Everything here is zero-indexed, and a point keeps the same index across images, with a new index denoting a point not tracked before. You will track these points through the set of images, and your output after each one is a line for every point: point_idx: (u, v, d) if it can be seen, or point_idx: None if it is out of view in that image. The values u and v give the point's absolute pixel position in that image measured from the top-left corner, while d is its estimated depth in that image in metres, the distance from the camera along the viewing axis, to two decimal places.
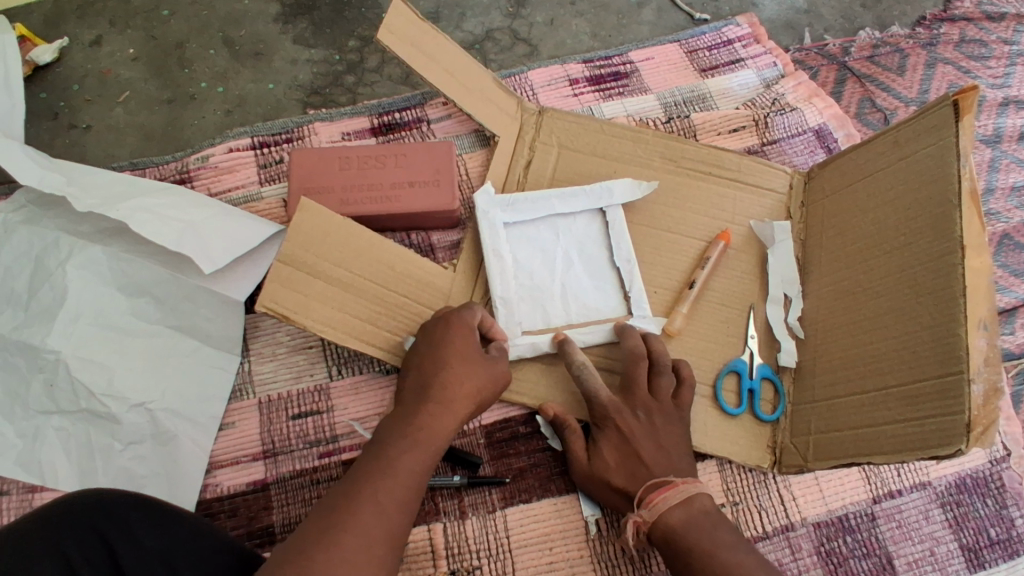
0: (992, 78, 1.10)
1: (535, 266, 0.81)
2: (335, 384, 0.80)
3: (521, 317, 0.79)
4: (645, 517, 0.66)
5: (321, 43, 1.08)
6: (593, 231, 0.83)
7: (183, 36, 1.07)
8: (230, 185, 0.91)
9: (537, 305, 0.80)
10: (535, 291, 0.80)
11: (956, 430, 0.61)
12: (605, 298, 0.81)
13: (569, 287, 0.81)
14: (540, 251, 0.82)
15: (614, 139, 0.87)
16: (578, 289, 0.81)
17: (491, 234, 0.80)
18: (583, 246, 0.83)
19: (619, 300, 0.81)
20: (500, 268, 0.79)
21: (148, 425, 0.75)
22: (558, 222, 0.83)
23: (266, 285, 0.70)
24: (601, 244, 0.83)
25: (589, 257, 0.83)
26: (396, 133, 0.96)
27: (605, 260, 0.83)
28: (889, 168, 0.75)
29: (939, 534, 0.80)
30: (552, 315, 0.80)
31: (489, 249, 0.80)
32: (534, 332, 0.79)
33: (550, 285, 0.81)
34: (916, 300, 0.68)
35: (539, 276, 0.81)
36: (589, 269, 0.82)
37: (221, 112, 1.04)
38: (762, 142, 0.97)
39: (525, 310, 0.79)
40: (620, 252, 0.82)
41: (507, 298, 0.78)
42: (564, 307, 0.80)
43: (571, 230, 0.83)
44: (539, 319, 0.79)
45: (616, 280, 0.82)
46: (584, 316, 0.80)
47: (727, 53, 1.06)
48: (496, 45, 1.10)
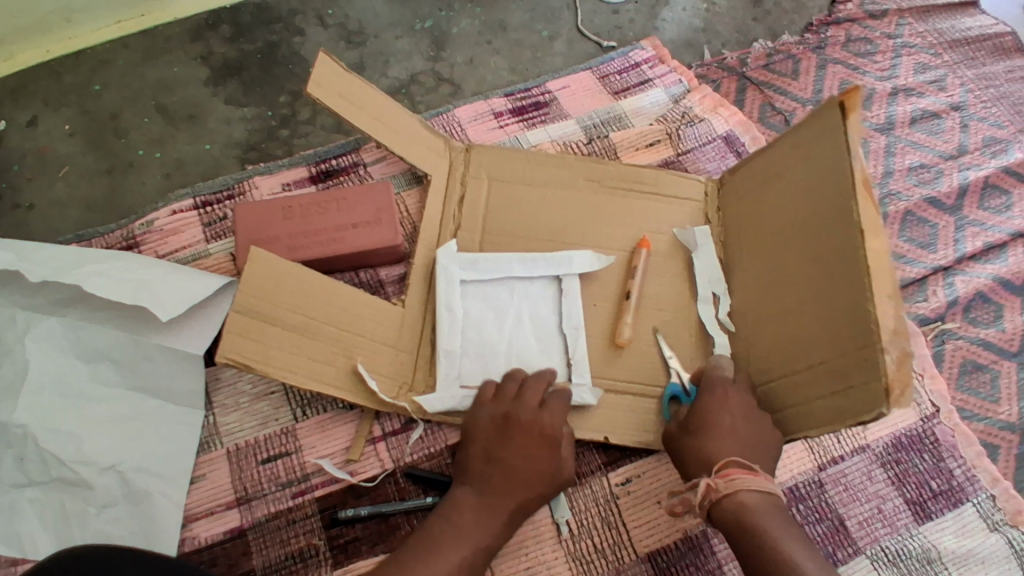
0: (879, 72, 1.22)
1: (486, 323, 0.86)
2: (302, 424, 0.83)
3: (462, 371, 0.83)
4: (721, 488, 0.69)
5: (252, 101, 1.11)
6: (546, 298, 0.88)
7: (118, 107, 1.10)
8: (177, 245, 0.93)
9: (482, 360, 0.84)
10: (484, 347, 0.85)
11: (878, 397, 0.68)
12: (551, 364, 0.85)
13: (515, 348, 0.85)
14: (493, 309, 0.87)
15: (541, 167, 0.95)
16: (525, 350, 0.86)
17: (444, 290, 0.85)
18: (536, 310, 0.88)
19: (560, 365, 0.85)
20: (451, 321, 0.84)
21: (121, 486, 0.76)
22: (515, 284, 0.88)
23: (225, 338, 0.71)
24: (553, 311, 0.88)
25: (539, 323, 0.87)
26: (334, 179, 1.00)
27: (553, 325, 0.87)
28: (792, 170, 0.85)
29: (885, 492, 0.86)
30: (495, 372, 0.84)
31: (441, 304, 0.85)
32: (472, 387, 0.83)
33: (498, 342, 0.85)
34: (828, 285, 0.76)
35: (488, 332, 0.85)
36: (538, 333, 0.87)
37: (162, 176, 1.06)
38: (677, 153, 1.06)
39: (468, 364, 0.84)
40: (570, 322, 0.87)
41: (450, 352, 0.83)
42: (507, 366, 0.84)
43: (527, 292, 0.88)
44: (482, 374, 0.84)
45: (562, 345, 0.86)
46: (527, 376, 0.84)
47: (635, 75, 1.14)
48: (422, 87, 1.16)
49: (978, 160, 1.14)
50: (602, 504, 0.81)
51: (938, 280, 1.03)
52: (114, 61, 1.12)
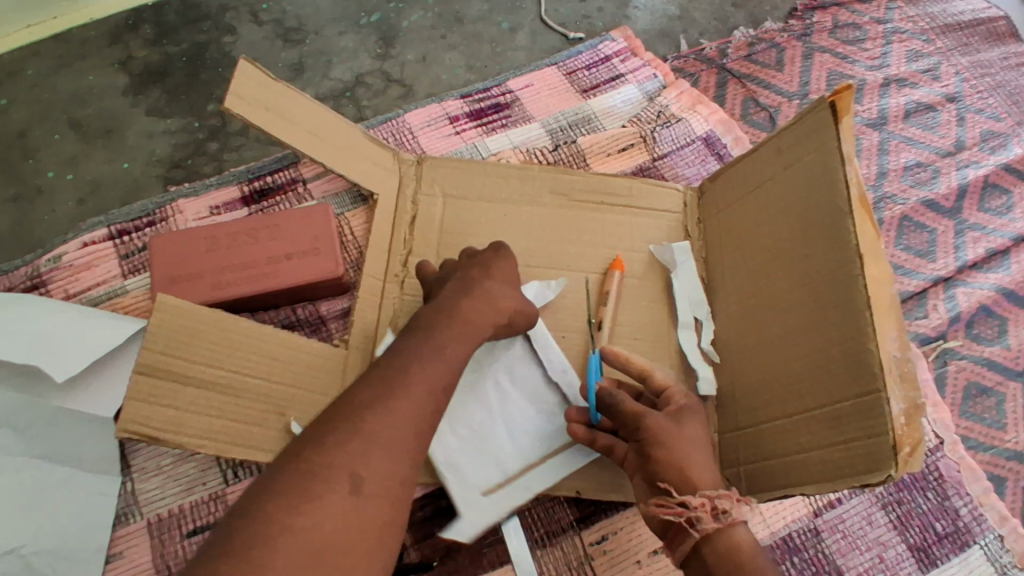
0: (870, 60, 1.12)
1: (467, 410, 0.72)
2: (231, 489, 0.73)
3: (473, 476, 0.71)
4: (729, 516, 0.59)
5: (177, 111, 1.00)
6: (517, 347, 0.75)
7: (26, 124, 0.98)
8: (90, 282, 0.82)
9: (486, 458, 0.71)
10: (481, 438, 0.72)
11: (883, 455, 0.58)
12: (558, 421, 0.74)
13: (508, 420, 0.73)
14: (466, 389, 0.73)
15: (501, 180, 0.85)
16: (521, 418, 0.73)
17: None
18: (512, 368, 0.75)
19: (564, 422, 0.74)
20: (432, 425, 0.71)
21: (25, 572, 0.66)
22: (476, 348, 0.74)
23: (126, 405, 0.62)
24: (530, 359, 0.75)
25: (522, 379, 0.75)
26: (269, 199, 0.89)
27: (538, 376, 0.75)
28: (777, 178, 0.76)
29: (886, 538, 0.79)
30: (504, 459, 0.72)
31: None
32: (495, 490, 0.71)
33: (493, 423, 0.72)
34: (823, 315, 0.67)
35: (475, 417, 0.72)
36: (526, 393, 0.74)
37: (75, 202, 0.95)
38: (652, 157, 0.95)
39: (470, 465, 0.71)
40: (555, 367, 0.75)
41: (452, 463, 0.71)
42: (517, 447, 0.72)
43: (494, 351, 0.75)
44: (496, 471, 0.71)
45: (558, 396, 0.75)
46: (541, 449, 0.72)
47: (606, 70, 1.04)
48: (369, 90, 1.05)
49: (977, 157, 1.05)
50: (575, 568, 0.73)
51: (938, 292, 0.95)
52: (22, 72, 1.00)
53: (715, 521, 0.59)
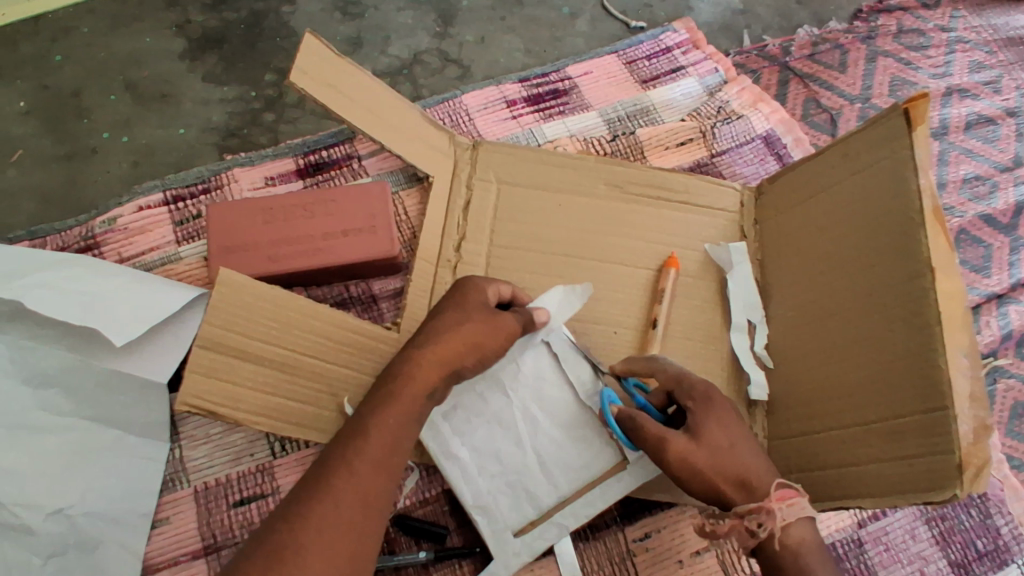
0: (933, 68, 1.09)
1: (498, 447, 0.68)
2: (279, 462, 0.74)
3: (505, 516, 0.68)
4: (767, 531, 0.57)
5: (233, 79, 1.00)
6: (544, 369, 0.70)
7: (80, 83, 0.99)
8: (143, 246, 0.82)
9: (522, 497, 0.68)
10: (510, 475, 0.68)
11: (949, 472, 0.58)
12: (591, 448, 0.69)
13: (544, 454, 0.69)
14: (495, 425, 0.69)
15: (557, 169, 0.83)
16: (557, 451, 0.69)
17: (436, 437, 0.68)
18: (541, 393, 0.70)
19: (605, 448, 0.69)
20: (462, 468, 0.68)
21: (71, 533, 0.67)
22: (502, 378, 0.69)
23: (185, 377, 0.63)
24: (561, 382, 0.70)
25: (553, 407, 0.70)
26: (324, 173, 0.89)
27: (569, 399, 0.70)
28: (844, 182, 0.73)
29: (928, 553, 0.78)
30: (539, 496, 0.68)
31: (438, 453, 0.68)
32: (528, 529, 0.68)
33: (524, 459, 0.68)
34: (889, 329, 0.65)
35: (506, 454, 0.68)
36: (559, 422, 0.69)
37: (128, 164, 0.96)
38: (711, 154, 0.94)
39: (505, 504, 0.68)
40: (585, 390, 0.70)
41: (483, 504, 0.68)
42: (550, 481, 0.68)
43: (521, 382, 0.70)
44: (529, 509, 0.68)
45: (594, 421, 0.70)
46: (575, 482, 0.69)
47: (667, 61, 1.02)
48: (425, 69, 1.04)
49: None
50: (618, 563, 0.72)
51: (990, 309, 0.93)
52: (76, 29, 1.00)
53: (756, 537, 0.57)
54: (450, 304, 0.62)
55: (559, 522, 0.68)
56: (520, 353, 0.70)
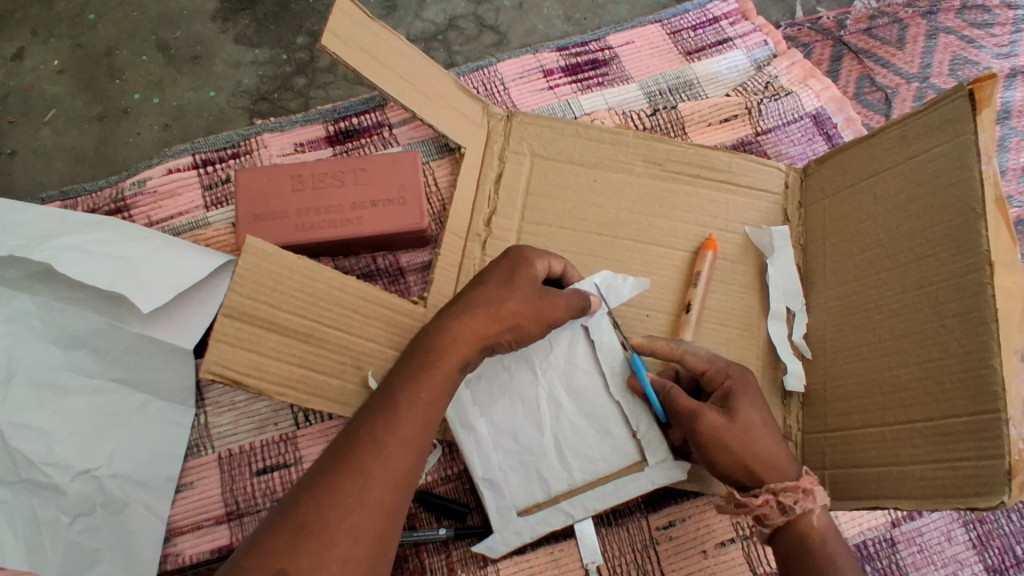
0: (998, 47, 1.02)
1: (517, 424, 0.67)
2: (303, 432, 0.74)
3: (512, 494, 0.67)
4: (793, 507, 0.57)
5: (265, 42, 0.98)
6: (577, 356, 0.68)
7: (113, 42, 0.98)
8: (172, 210, 0.82)
9: (533, 479, 0.67)
10: (524, 455, 0.67)
11: (995, 478, 0.54)
12: (613, 444, 0.67)
13: (563, 440, 0.67)
14: (518, 403, 0.67)
15: (593, 144, 0.80)
16: (577, 439, 0.67)
17: (457, 405, 0.67)
18: (570, 379, 0.68)
19: (627, 444, 0.67)
20: (477, 440, 0.67)
21: (98, 493, 0.68)
22: (532, 358, 0.68)
23: (211, 347, 0.61)
24: (593, 372, 0.68)
25: (581, 395, 0.68)
26: (354, 141, 0.87)
27: (598, 389, 0.68)
28: (899, 167, 0.69)
29: (963, 556, 0.73)
30: (550, 480, 0.67)
31: (456, 421, 0.67)
32: (533, 511, 0.67)
33: (541, 442, 0.67)
34: (939, 324, 0.61)
35: (524, 434, 0.67)
36: (584, 412, 0.67)
37: (159, 126, 0.95)
38: (756, 131, 0.89)
39: (515, 482, 0.67)
40: (616, 383, 0.67)
41: (492, 479, 0.67)
42: (565, 469, 0.67)
43: (551, 365, 0.68)
44: (538, 492, 0.67)
45: (620, 417, 0.67)
46: (590, 474, 0.66)
47: (713, 33, 0.97)
48: (461, 35, 1.01)
49: None
50: (639, 550, 0.71)
51: None
52: None
53: (786, 514, 0.57)
54: (496, 275, 0.60)
55: (566, 509, 0.67)
56: (554, 336, 0.68)
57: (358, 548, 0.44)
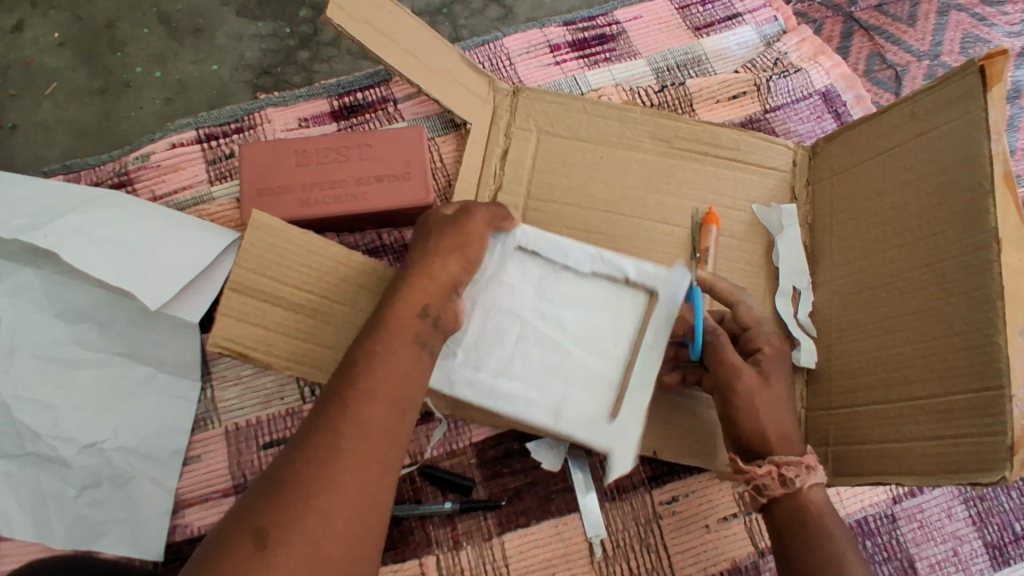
0: (1010, 26, 1.00)
1: (534, 358, 0.61)
2: (308, 407, 0.74)
3: (588, 411, 0.61)
4: (788, 477, 0.56)
5: (268, 15, 0.97)
6: (528, 269, 0.63)
7: (113, 14, 0.96)
8: (176, 185, 0.81)
9: (589, 388, 0.61)
10: (564, 376, 0.61)
11: (997, 455, 0.54)
12: (609, 302, 0.63)
13: (580, 343, 0.62)
14: (519, 339, 0.61)
15: (601, 120, 0.79)
16: (591, 334, 0.63)
17: (474, 386, 0.60)
18: (538, 291, 0.63)
19: (620, 285, 0.64)
20: (521, 399, 0.60)
21: (104, 467, 0.69)
22: (497, 298, 0.62)
23: (217, 321, 0.62)
24: (552, 270, 0.63)
25: (560, 296, 0.63)
26: (359, 116, 0.86)
27: (574, 283, 0.63)
28: (909, 145, 0.68)
29: (963, 532, 0.73)
30: (601, 375, 0.62)
31: (486, 400, 0.59)
32: (615, 410, 0.61)
33: (564, 356, 0.62)
34: (946, 302, 0.61)
35: (547, 359, 0.61)
36: (578, 308, 0.63)
37: (161, 101, 0.94)
38: (764, 109, 0.88)
39: (580, 402, 0.61)
40: (580, 262, 0.63)
41: (558, 416, 0.60)
42: (603, 363, 0.62)
43: (517, 290, 0.62)
44: (605, 395, 0.61)
45: (603, 284, 0.64)
46: (618, 338, 0.63)
47: (723, 8, 0.96)
48: (466, 9, 0.99)
49: None
50: (643, 524, 0.71)
51: None
52: None
53: (785, 487, 0.57)
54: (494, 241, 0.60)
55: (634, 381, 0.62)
56: (501, 259, 0.62)
57: (343, 502, 0.44)
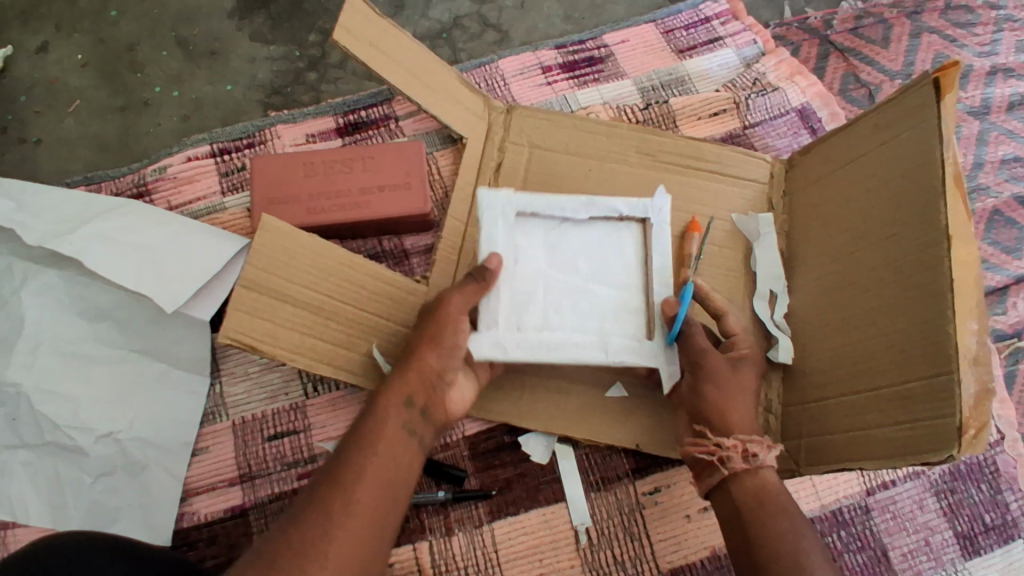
0: (979, 46, 1.06)
1: (571, 303, 0.69)
2: (312, 402, 0.79)
3: (628, 336, 0.68)
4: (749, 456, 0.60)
5: (279, 39, 1.04)
6: (534, 235, 0.70)
7: (134, 38, 1.03)
8: (191, 196, 0.87)
9: (621, 311, 0.69)
10: (601, 312, 0.69)
11: (947, 435, 0.58)
12: (612, 235, 0.72)
13: (600, 280, 0.70)
14: (554, 290, 0.69)
15: (588, 135, 0.85)
16: (607, 270, 0.71)
17: (535, 348, 0.66)
18: (550, 249, 0.70)
19: (619, 222, 0.72)
20: (579, 341, 0.67)
21: (119, 455, 0.73)
22: (521, 262, 0.69)
23: (229, 315, 0.65)
24: (557, 226, 0.71)
25: (572, 244, 0.71)
26: (363, 132, 0.92)
27: (579, 232, 0.71)
28: (873, 154, 0.73)
29: (935, 523, 0.77)
30: (626, 300, 0.70)
31: (551, 354, 0.66)
32: (654, 327, 0.69)
33: (593, 294, 0.70)
34: (904, 296, 0.65)
35: (581, 299, 0.69)
36: (589, 254, 0.71)
37: (178, 118, 1.01)
38: (744, 125, 0.94)
39: (619, 330, 0.68)
40: (581, 211, 0.71)
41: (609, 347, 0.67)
42: (624, 291, 0.70)
43: (534, 251, 0.70)
44: (637, 317, 0.69)
45: (601, 223, 0.72)
46: (633, 271, 0.71)
47: (705, 31, 1.02)
48: (464, 33, 1.06)
49: None
50: (626, 514, 0.75)
51: (1019, 291, 0.92)
52: None
53: (746, 462, 0.60)
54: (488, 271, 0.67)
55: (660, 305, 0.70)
56: (509, 238, 0.69)
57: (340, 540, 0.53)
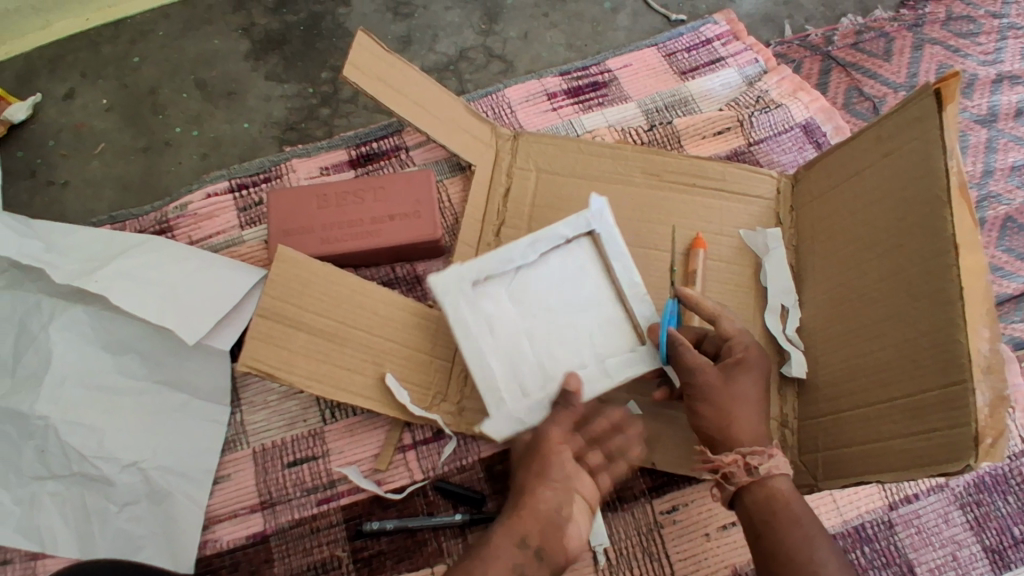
0: (983, 55, 1.06)
1: (559, 339, 0.70)
2: (330, 427, 0.80)
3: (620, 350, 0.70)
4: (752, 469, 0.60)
5: (293, 77, 1.08)
6: (494, 295, 0.70)
7: (155, 82, 1.08)
8: (210, 231, 0.90)
9: (605, 326, 0.71)
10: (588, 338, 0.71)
11: (963, 444, 0.58)
12: (568, 260, 0.72)
13: (572, 308, 0.71)
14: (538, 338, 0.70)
15: (594, 158, 0.86)
16: (575, 295, 0.72)
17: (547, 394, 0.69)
18: (514, 300, 0.70)
19: (571, 246, 0.72)
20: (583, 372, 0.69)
21: (144, 485, 0.75)
22: (495, 325, 0.69)
23: (248, 343, 0.68)
24: (513, 275, 0.71)
25: (533, 287, 0.71)
26: (374, 163, 0.95)
27: (537, 272, 0.71)
28: (876, 166, 0.73)
29: (961, 537, 0.76)
30: (603, 314, 0.71)
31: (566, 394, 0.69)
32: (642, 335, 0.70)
33: (570, 323, 0.71)
34: (914, 306, 0.65)
35: (564, 331, 0.70)
36: (554, 287, 0.71)
37: (198, 156, 1.04)
38: (748, 142, 0.95)
39: (609, 346, 0.70)
40: (530, 254, 0.71)
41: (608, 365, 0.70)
42: (597, 309, 0.72)
43: (503, 308, 0.70)
44: (621, 331, 0.71)
45: (553, 254, 0.72)
46: (602, 285, 0.72)
47: (706, 53, 1.04)
48: (471, 64, 1.09)
49: None
50: (645, 533, 0.75)
51: None
52: (153, 32, 1.10)
53: (751, 475, 0.60)
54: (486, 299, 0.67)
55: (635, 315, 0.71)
56: (472, 304, 0.69)
57: None
